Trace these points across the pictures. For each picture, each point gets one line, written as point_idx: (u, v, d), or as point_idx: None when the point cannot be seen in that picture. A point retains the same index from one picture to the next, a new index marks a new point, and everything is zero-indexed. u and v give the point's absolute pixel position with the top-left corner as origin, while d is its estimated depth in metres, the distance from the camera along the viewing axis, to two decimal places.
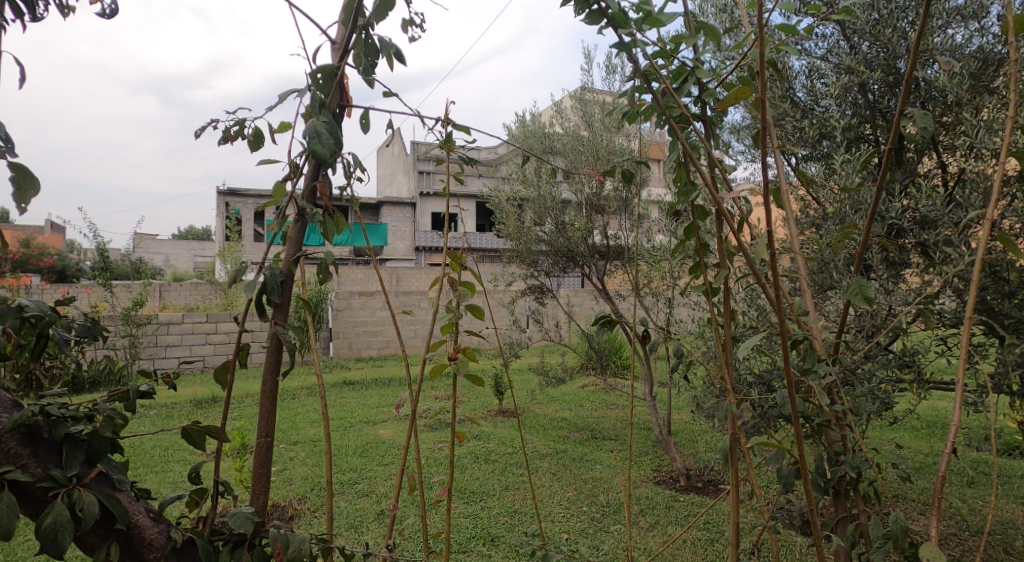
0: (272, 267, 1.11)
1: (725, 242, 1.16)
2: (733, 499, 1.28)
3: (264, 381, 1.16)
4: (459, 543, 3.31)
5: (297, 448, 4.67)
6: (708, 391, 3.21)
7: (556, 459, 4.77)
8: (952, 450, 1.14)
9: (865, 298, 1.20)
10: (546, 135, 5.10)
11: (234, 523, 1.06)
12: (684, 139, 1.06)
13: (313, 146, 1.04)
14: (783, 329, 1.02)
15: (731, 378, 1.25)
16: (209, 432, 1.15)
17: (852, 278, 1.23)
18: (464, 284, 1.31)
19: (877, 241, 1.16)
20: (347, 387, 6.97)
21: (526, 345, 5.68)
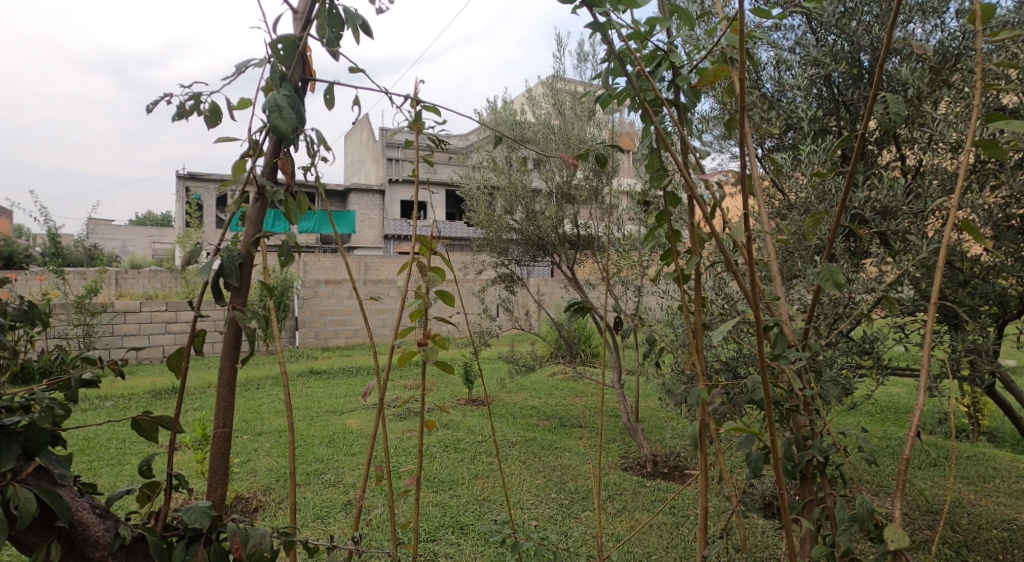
0: (229, 250, 1.08)
1: (696, 228, 1.15)
2: (704, 484, 1.28)
3: (221, 367, 1.12)
4: (427, 531, 3.30)
5: (262, 439, 4.59)
6: (676, 379, 3.24)
7: (525, 446, 4.78)
8: (916, 434, 1.16)
9: (835, 284, 1.21)
10: (516, 123, 5.06)
11: (189, 518, 1.02)
12: (658, 124, 1.04)
13: (273, 121, 1.00)
14: (758, 318, 1.02)
15: (701, 364, 1.25)
16: (161, 423, 1.10)
17: (822, 265, 1.24)
18: (433, 270, 1.28)
19: (848, 226, 1.18)
20: (314, 376, 6.88)
21: (496, 333, 5.66)
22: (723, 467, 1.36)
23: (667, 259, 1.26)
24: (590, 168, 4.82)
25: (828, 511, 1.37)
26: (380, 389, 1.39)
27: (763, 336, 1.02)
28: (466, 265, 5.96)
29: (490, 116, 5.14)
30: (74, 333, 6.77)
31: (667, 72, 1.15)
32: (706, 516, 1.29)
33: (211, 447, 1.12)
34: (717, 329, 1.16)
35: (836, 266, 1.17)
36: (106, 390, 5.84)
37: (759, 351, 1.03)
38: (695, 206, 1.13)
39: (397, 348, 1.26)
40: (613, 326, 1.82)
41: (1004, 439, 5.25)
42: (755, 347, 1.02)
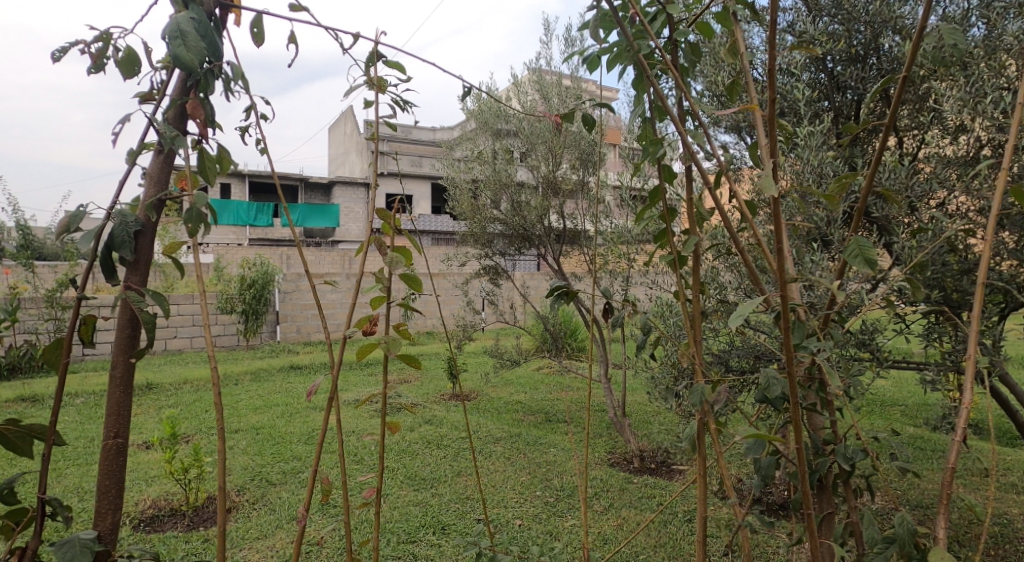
0: (121, 216, 0.96)
1: (695, 204, 1.04)
2: (703, 490, 1.16)
3: (114, 365, 0.99)
4: (407, 532, 3.17)
5: (238, 437, 4.44)
6: (665, 373, 3.14)
7: (510, 442, 4.67)
8: (960, 439, 1.05)
9: (868, 263, 1.08)
10: (501, 110, 4.93)
11: (64, 555, 0.91)
12: (655, 79, 0.92)
13: (175, 48, 0.93)
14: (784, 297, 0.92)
15: (700, 356, 1.14)
16: (35, 436, 0.99)
17: (852, 238, 1.11)
18: (397, 250, 1.15)
19: (873, 195, 1.04)
20: (295, 372, 6.72)
21: (480, 327, 5.54)
22: (726, 474, 1.24)
23: (662, 241, 1.15)
24: (576, 157, 4.71)
25: (851, 525, 1.26)
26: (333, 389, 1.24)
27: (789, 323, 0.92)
28: (450, 257, 5.82)
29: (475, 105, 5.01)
30: (44, 328, 6.56)
31: (664, 26, 1.04)
32: (706, 525, 1.18)
33: (101, 462, 1.00)
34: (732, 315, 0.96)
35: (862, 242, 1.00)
36: (77, 386, 5.64)
37: (785, 341, 0.93)
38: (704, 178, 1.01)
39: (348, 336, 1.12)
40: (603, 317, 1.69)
41: (990, 431, 5.23)
42: (780, 333, 0.92)
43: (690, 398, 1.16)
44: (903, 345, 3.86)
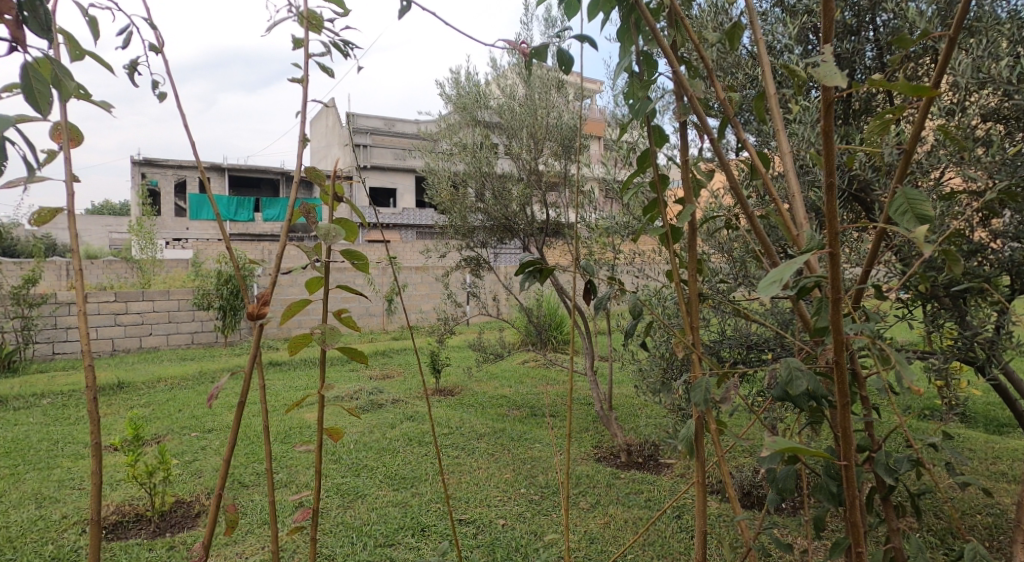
0: None
1: (691, 168, 0.90)
2: (703, 501, 1.03)
3: None
4: (386, 535, 3.03)
5: (212, 437, 4.25)
6: (651, 366, 3.03)
7: (493, 438, 4.54)
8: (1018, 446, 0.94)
9: (920, 220, 0.86)
10: (481, 95, 4.68)
11: None
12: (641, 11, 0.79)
13: None
14: (833, 254, 0.82)
15: (700, 347, 1.00)
16: None
17: (899, 191, 0.89)
18: (341, 222, 1.08)
19: (907, 159, 0.91)
20: (273, 368, 6.54)
21: (462, 320, 5.39)
22: (728, 483, 1.11)
23: (653, 215, 1.03)
24: (558, 143, 4.54)
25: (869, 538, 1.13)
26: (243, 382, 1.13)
27: (840, 297, 0.82)
28: (430, 249, 5.64)
29: (454, 90, 4.83)
30: (10, 326, 6.33)
31: None
32: (707, 538, 1.06)
33: None
34: (756, 289, 0.77)
35: (914, 193, 0.87)
36: (43, 386, 5.40)
37: (835, 318, 0.82)
38: (716, 139, 0.92)
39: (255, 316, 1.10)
40: (590, 292, 1.53)
41: (979, 418, 5.17)
42: (829, 309, 0.82)
43: (694, 395, 1.03)
44: (894, 334, 3.76)
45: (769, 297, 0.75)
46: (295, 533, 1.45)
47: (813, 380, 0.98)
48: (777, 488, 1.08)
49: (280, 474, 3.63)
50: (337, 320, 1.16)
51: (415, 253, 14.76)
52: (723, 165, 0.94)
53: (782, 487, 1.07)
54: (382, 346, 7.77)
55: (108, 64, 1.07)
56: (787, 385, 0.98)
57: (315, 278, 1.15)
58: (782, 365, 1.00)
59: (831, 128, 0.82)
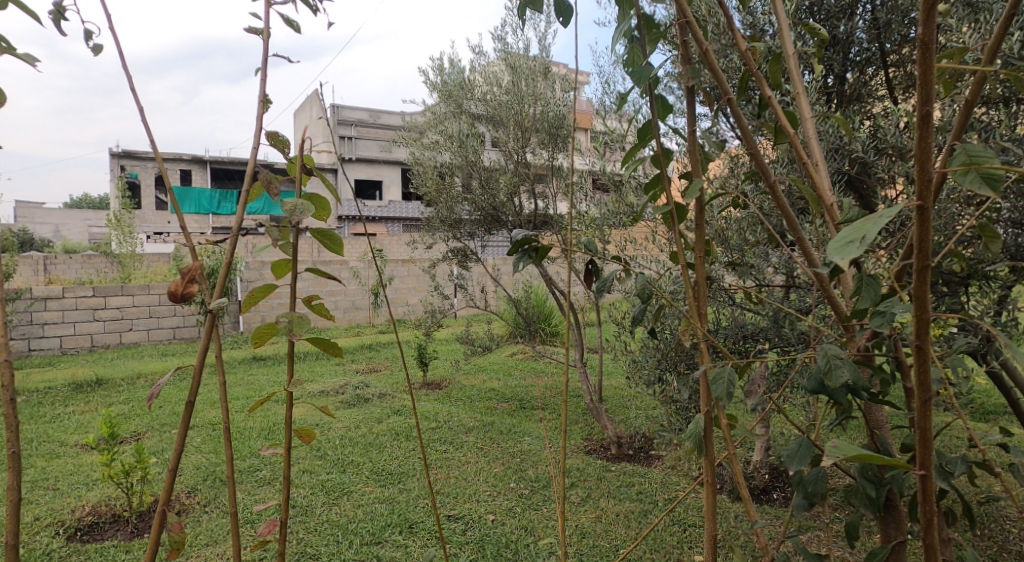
0: None
1: (699, 138, 0.83)
2: (709, 499, 0.97)
3: None
4: (371, 533, 2.94)
5: (192, 434, 4.14)
6: (644, 358, 2.97)
7: (482, 432, 4.46)
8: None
9: (985, 181, 0.76)
10: (466, 82, 4.58)
11: None
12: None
13: None
14: (922, 210, 0.73)
15: (704, 335, 0.93)
16: None
17: (959, 148, 0.78)
18: (312, 196, 1.01)
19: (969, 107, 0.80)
20: (257, 363, 6.42)
21: (449, 313, 5.30)
22: (740, 478, 1.06)
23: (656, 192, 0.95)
24: (545, 132, 4.46)
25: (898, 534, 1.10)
26: (198, 371, 1.05)
27: (926, 261, 0.72)
28: (417, 240, 5.55)
29: (438, 77, 4.72)
30: None
31: None
32: (714, 540, 1.00)
33: None
34: (825, 252, 0.67)
35: (975, 150, 0.76)
36: (17, 383, 5.25)
37: (919, 288, 0.73)
38: (732, 101, 0.89)
39: (213, 302, 1.03)
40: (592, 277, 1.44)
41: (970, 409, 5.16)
42: (912, 274, 0.73)
43: (716, 389, 0.97)
44: None
45: (845, 260, 0.66)
46: (260, 548, 1.36)
47: (853, 370, 0.98)
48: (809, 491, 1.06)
49: (262, 471, 3.54)
50: (306, 306, 1.10)
51: (402, 245, 14.65)
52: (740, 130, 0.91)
53: (816, 490, 1.05)
54: (369, 340, 7.67)
55: (34, 15, 0.98)
56: (827, 376, 0.97)
57: (283, 260, 1.08)
58: (820, 353, 0.99)
59: (931, 54, 0.71)
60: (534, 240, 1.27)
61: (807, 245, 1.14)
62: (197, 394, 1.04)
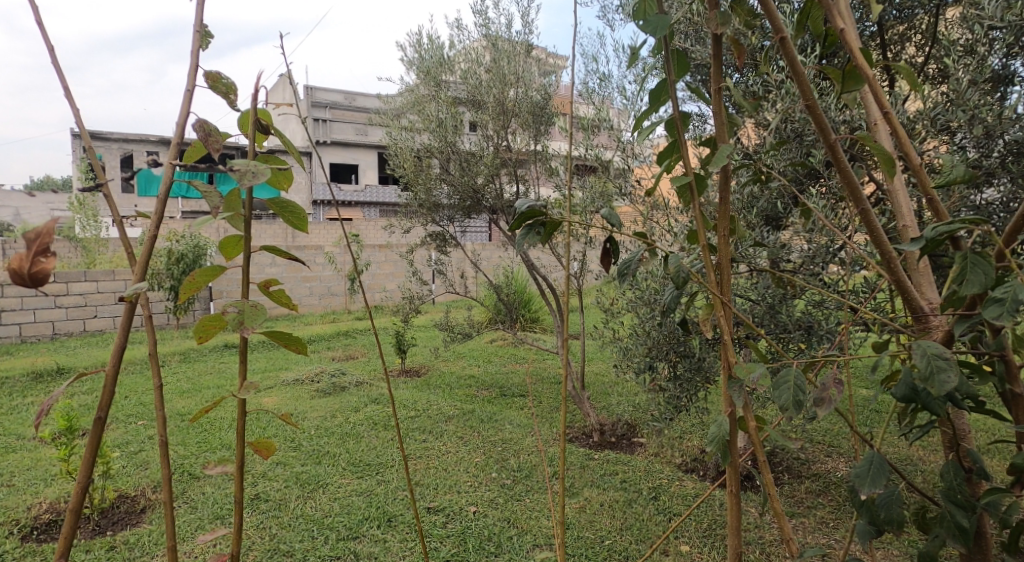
0: None
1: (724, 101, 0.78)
2: (733, 495, 0.98)
3: None
4: (349, 527, 2.83)
5: (159, 425, 3.97)
6: (631, 346, 2.90)
7: (462, 420, 4.37)
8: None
9: None
10: (444, 60, 4.41)
11: None
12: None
13: None
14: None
15: (726, 323, 0.90)
16: None
17: None
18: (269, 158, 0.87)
19: None
20: (229, 351, 6.22)
21: (428, 299, 5.17)
22: (770, 483, 1.06)
23: (674, 157, 0.89)
24: (527, 113, 4.32)
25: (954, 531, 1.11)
26: (113, 378, 0.92)
27: None
28: (394, 225, 5.39)
29: (415, 54, 4.55)
30: None
31: None
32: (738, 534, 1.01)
33: None
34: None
35: None
36: None
37: None
38: (785, 40, 0.92)
39: (130, 288, 0.90)
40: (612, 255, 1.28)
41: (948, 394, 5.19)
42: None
43: (780, 397, 0.99)
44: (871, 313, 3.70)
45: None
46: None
47: (960, 374, 0.94)
48: (882, 517, 1.18)
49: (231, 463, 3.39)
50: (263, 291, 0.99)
51: (378, 230, 14.44)
52: (795, 74, 0.92)
53: (891, 518, 1.17)
54: (344, 326, 7.51)
55: None
56: (930, 382, 0.94)
57: (232, 239, 0.97)
58: (917, 351, 0.97)
59: None
60: (538, 218, 1.25)
61: (873, 219, 1.06)
62: (110, 405, 0.91)
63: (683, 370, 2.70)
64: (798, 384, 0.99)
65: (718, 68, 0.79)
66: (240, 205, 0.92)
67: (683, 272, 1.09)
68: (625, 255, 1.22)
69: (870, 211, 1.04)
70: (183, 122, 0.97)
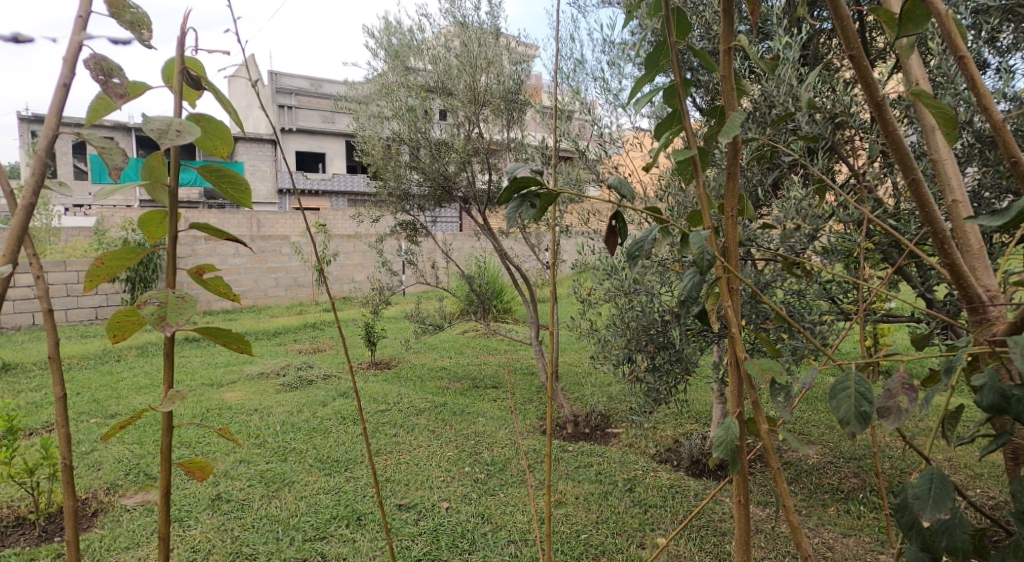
0: None
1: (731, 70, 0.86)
2: (741, 488, 0.98)
3: None
4: (315, 527, 2.72)
5: (113, 424, 3.79)
6: (608, 338, 2.83)
7: (433, 413, 4.27)
8: None
9: None
10: (413, 42, 4.26)
11: None
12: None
13: None
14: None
15: (733, 307, 0.91)
16: None
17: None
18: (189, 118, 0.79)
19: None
20: (190, 345, 6.01)
21: (397, 290, 5.04)
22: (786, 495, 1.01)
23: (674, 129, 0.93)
24: (499, 100, 4.20)
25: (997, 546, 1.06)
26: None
27: None
28: (362, 214, 5.24)
29: (382, 37, 4.40)
30: None
31: None
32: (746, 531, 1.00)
33: None
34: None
35: None
36: None
37: None
38: None
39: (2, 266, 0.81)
40: (617, 235, 1.19)
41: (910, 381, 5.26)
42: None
43: (837, 411, 0.96)
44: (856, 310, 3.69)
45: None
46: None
47: None
48: (943, 544, 1.05)
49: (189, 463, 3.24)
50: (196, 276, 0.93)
51: (346, 220, 14.17)
52: (839, 19, 0.94)
53: (954, 548, 1.05)
54: (312, 318, 7.32)
55: None
56: None
57: (156, 217, 0.91)
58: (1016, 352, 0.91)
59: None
60: (535, 188, 1.17)
61: (925, 189, 1.02)
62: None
63: (662, 362, 2.65)
64: (861, 391, 0.95)
65: (728, 31, 0.86)
66: (161, 173, 0.88)
67: (708, 253, 0.93)
68: (639, 235, 1.11)
69: (922, 182, 1.01)
70: (70, 59, 0.83)
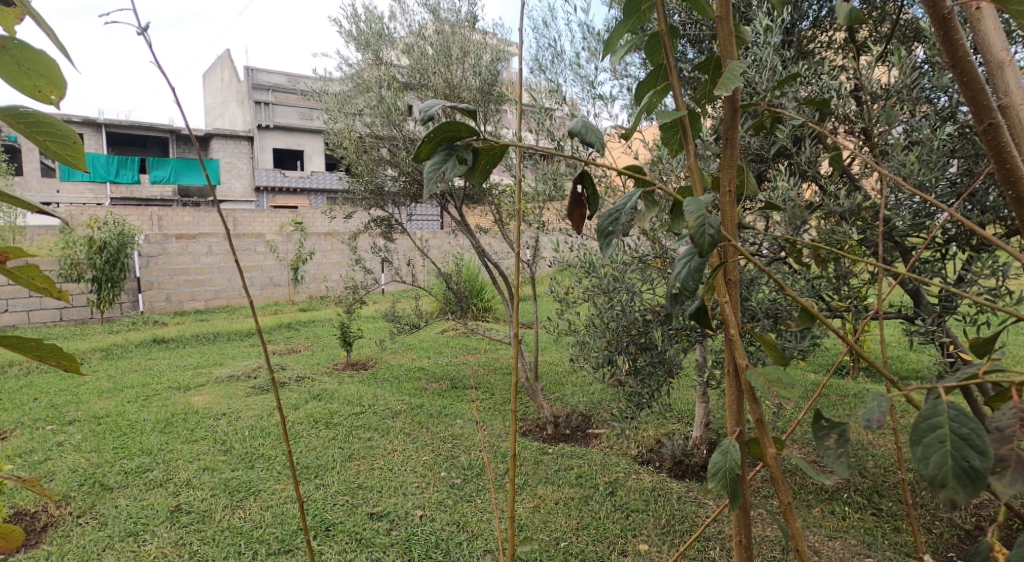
0: None
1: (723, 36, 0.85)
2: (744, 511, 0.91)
3: None
4: (280, 539, 2.58)
5: (71, 431, 3.62)
6: (587, 338, 2.72)
7: (410, 415, 4.13)
8: None
9: None
10: (385, 33, 4.12)
11: None
12: None
13: None
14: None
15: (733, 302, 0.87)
16: None
17: None
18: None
19: None
20: (157, 346, 5.81)
21: (373, 288, 4.89)
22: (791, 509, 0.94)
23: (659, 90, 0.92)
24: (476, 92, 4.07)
25: None
26: None
27: None
28: (335, 210, 5.09)
29: (353, 28, 4.25)
30: None
31: None
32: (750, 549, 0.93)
33: None
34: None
35: None
36: None
37: None
38: None
39: None
40: (585, 205, 1.08)
41: None
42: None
43: (923, 469, 0.68)
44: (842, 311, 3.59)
45: None
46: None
47: None
48: None
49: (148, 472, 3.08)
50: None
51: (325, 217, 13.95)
52: None
53: None
54: (287, 318, 7.13)
55: None
56: None
57: None
58: None
59: None
60: (466, 139, 1.01)
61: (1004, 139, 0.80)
62: None
63: (644, 364, 2.55)
64: (962, 436, 0.68)
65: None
66: None
67: (709, 229, 0.80)
68: (617, 202, 0.98)
69: (1002, 128, 0.80)
70: None
